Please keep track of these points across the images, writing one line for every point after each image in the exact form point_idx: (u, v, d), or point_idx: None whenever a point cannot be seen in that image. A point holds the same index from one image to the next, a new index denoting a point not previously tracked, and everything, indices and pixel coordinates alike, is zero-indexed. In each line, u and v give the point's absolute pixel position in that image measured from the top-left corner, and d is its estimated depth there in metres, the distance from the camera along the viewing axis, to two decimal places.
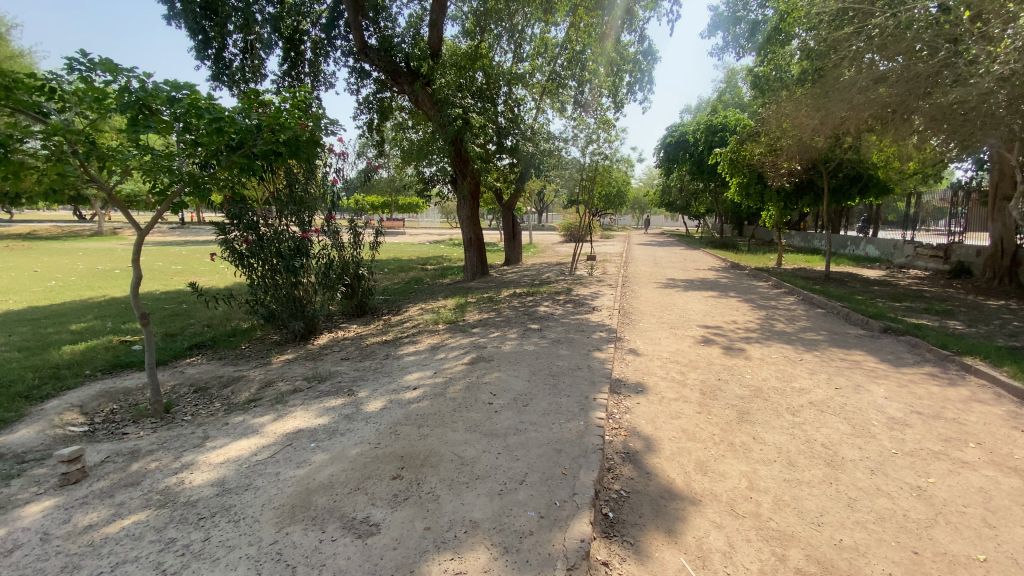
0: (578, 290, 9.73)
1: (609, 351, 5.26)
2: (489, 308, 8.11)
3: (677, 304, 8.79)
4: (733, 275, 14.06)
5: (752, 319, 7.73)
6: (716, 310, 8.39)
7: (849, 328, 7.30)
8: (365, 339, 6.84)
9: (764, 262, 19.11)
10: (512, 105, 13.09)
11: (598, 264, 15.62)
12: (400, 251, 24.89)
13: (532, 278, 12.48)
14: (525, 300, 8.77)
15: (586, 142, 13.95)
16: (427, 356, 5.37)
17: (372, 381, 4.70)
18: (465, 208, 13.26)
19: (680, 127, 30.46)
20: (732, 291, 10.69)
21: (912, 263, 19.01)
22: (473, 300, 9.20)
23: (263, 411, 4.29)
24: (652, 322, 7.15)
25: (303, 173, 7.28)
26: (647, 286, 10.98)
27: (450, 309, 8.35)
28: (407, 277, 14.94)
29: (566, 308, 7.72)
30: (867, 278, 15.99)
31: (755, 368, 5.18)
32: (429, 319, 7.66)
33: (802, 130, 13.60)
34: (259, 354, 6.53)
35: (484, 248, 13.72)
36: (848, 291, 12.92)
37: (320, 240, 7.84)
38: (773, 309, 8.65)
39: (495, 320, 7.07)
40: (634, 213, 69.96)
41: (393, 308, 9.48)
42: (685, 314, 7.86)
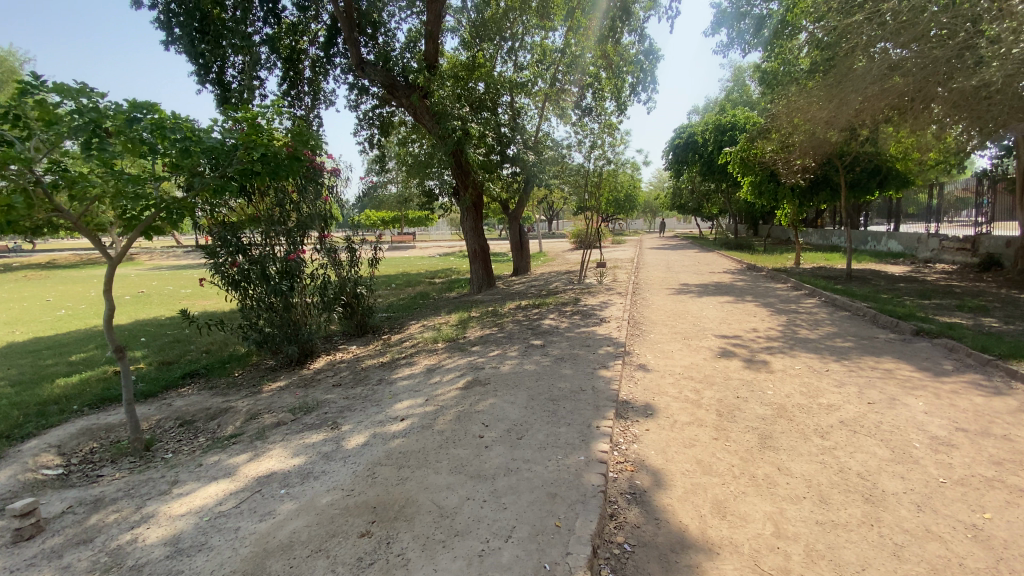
0: (585, 300, 9.34)
1: (616, 369, 4.86)
2: (492, 323, 7.76)
3: (691, 311, 8.35)
4: (749, 277, 13.53)
5: (771, 325, 7.25)
6: (732, 317, 7.93)
7: (877, 331, 6.79)
8: (361, 362, 6.53)
9: (781, 262, 18.49)
10: (513, 113, 12.84)
11: (608, 272, 15.20)
12: (409, 266, 24.74)
13: (539, 289, 12.11)
14: (530, 313, 8.41)
15: (590, 147, 13.62)
16: (421, 381, 5.03)
17: (358, 412, 4.36)
18: (468, 220, 12.99)
19: (688, 128, 29.99)
20: (749, 295, 10.19)
21: (938, 256, 18.22)
22: (478, 315, 8.87)
23: (240, 450, 3.98)
24: (664, 333, 6.72)
25: (293, 191, 7.02)
26: (659, 293, 10.54)
27: (452, 326, 8.02)
28: (413, 292, 14.70)
29: (572, 321, 7.33)
30: (891, 275, 15.31)
31: (777, 383, 4.73)
32: (429, 338, 7.34)
33: (814, 124, 13.09)
34: (251, 382, 6.26)
35: (490, 259, 13.42)
36: (872, 290, 12.31)
37: (314, 260, 7.51)
38: (793, 313, 8.16)
39: (497, 336, 6.70)
40: (645, 217, 69.29)
41: (396, 326, 9.18)
42: (699, 322, 7.41)
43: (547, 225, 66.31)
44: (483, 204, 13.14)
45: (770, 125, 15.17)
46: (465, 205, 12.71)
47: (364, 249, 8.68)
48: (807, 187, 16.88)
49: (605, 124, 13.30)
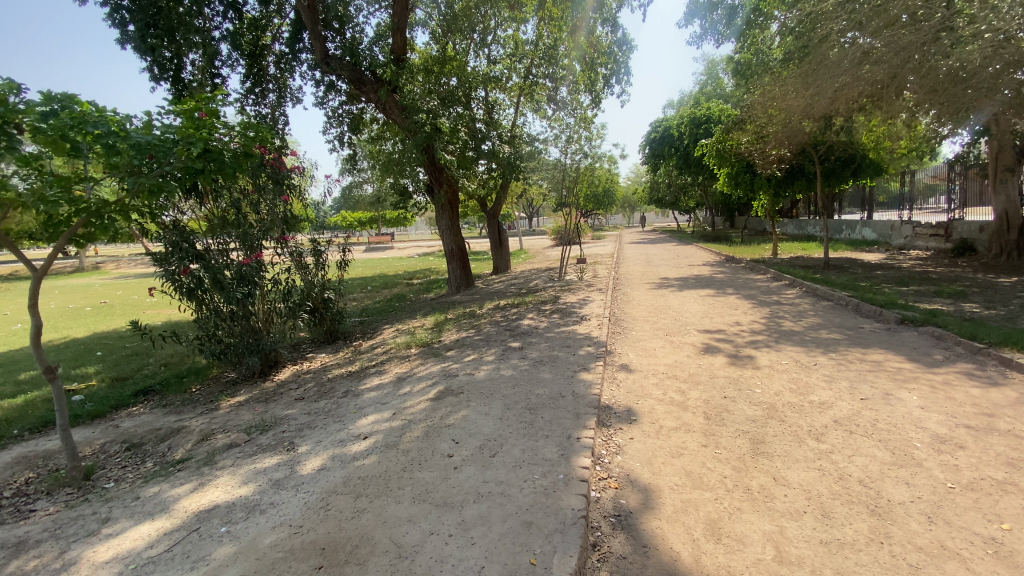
0: (565, 298, 9.07)
1: (597, 371, 4.58)
2: (468, 325, 7.43)
3: (673, 306, 8.13)
4: (728, 269, 13.44)
5: (755, 318, 7.07)
6: (715, 310, 7.73)
7: (861, 321, 6.65)
8: (328, 372, 6.13)
9: (759, 253, 18.51)
10: (487, 107, 12.51)
11: (589, 267, 14.97)
12: (386, 267, 24.18)
13: (519, 287, 11.81)
14: (508, 313, 8.09)
15: (566, 142, 13.36)
16: (390, 392, 4.67)
17: (319, 430, 3.99)
18: (444, 218, 12.59)
19: (664, 121, 29.98)
20: (730, 287, 10.04)
21: (912, 243, 18.46)
22: (454, 316, 8.53)
23: (184, 479, 3.58)
24: (646, 329, 6.47)
25: (247, 191, 6.61)
26: (640, 288, 10.32)
27: (427, 329, 7.67)
28: (389, 294, 14.25)
29: (552, 320, 7.04)
30: (867, 263, 15.42)
31: (766, 380, 4.50)
32: (401, 343, 6.97)
33: (791, 113, 13.05)
34: (208, 398, 5.82)
35: (468, 258, 13.05)
36: (850, 278, 12.32)
37: (276, 263, 7.08)
38: (776, 305, 8.00)
39: (473, 340, 6.37)
40: (624, 212, 69.63)
41: (368, 331, 8.77)
42: (681, 317, 7.18)
43: (526, 223, 66.11)
44: (459, 202, 12.78)
45: (746, 116, 15.12)
46: (441, 203, 12.34)
47: (331, 251, 8.22)
48: (783, 178, 16.89)
49: (580, 118, 13.06)
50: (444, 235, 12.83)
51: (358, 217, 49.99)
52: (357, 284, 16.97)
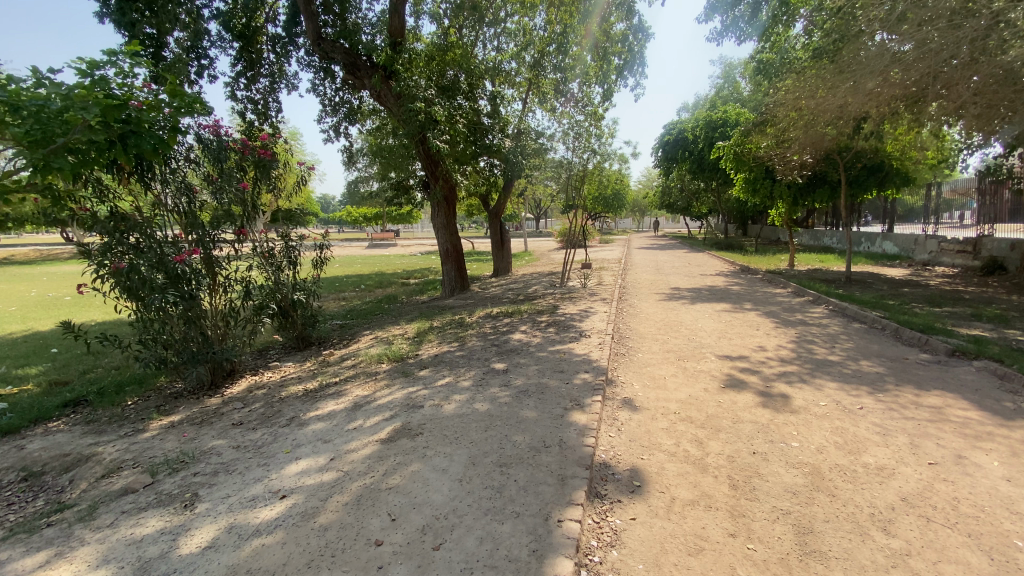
0: (565, 309, 8.19)
1: (593, 408, 3.71)
2: (452, 338, 6.56)
3: (684, 323, 7.23)
4: (743, 280, 12.52)
5: (779, 342, 6.16)
6: (733, 330, 6.83)
7: (904, 351, 5.71)
8: (284, 389, 5.30)
9: (774, 263, 17.55)
10: (492, 99, 11.59)
11: (594, 273, 14.09)
12: (385, 265, 23.43)
13: (517, 293, 10.94)
14: (498, 325, 7.22)
15: (574, 139, 12.48)
16: (338, 424, 3.84)
17: (235, 478, 3.16)
18: (438, 215, 11.73)
19: (678, 124, 28.99)
20: (748, 302, 9.11)
21: (936, 259, 17.38)
22: (440, 324, 7.68)
23: (46, 542, 2.74)
24: (654, 352, 5.58)
25: (202, 176, 5.84)
26: (648, 299, 9.42)
27: (406, 339, 6.84)
28: (380, 294, 13.45)
29: (546, 336, 6.16)
30: (891, 279, 14.43)
31: (803, 429, 3.61)
32: (374, 355, 6.13)
33: (819, 113, 12.02)
34: (141, 415, 5.03)
35: (464, 260, 12.17)
36: (876, 295, 11.33)
37: (235, 259, 6.16)
38: (801, 326, 7.07)
39: (453, 356, 5.52)
40: (633, 216, 68.48)
41: (346, 337, 7.94)
42: (694, 337, 6.28)
43: (534, 223, 65.17)
44: (456, 199, 11.92)
45: (767, 118, 14.16)
46: (437, 201, 11.49)
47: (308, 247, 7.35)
48: (804, 185, 15.87)
49: (590, 113, 12.17)
50: (438, 234, 11.96)
51: (365, 212, 49.41)
52: (351, 283, 16.22)
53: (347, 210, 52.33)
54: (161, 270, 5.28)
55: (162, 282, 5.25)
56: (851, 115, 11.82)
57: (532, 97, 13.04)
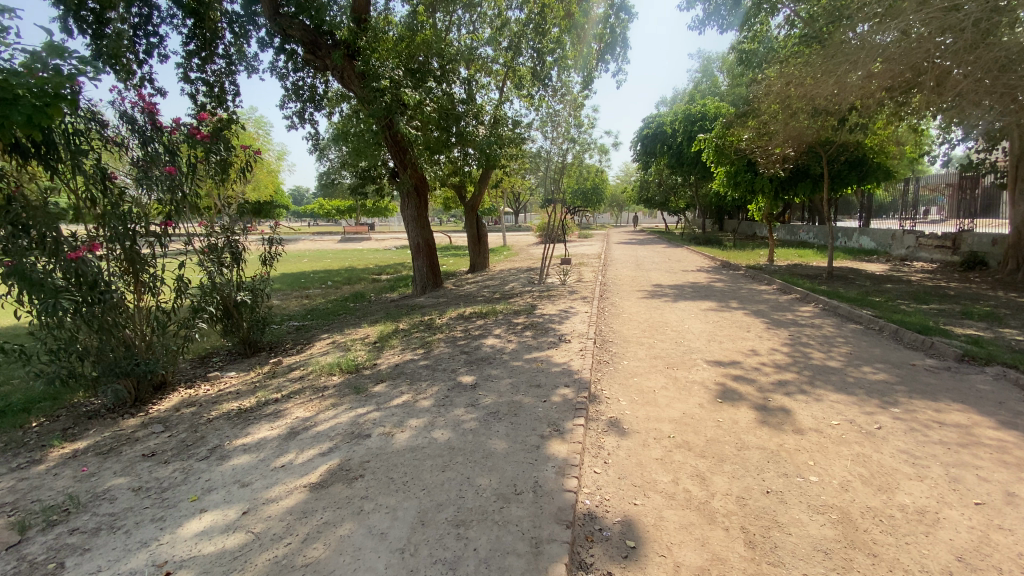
0: (542, 308, 7.56)
1: (575, 436, 3.09)
2: (416, 343, 5.87)
3: (671, 323, 6.68)
4: (727, 276, 12.14)
5: (774, 345, 5.65)
6: (724, 331, 6.30)
7: (909, 356, 5.28)
8: (216, 407, 4.56)
9: (754, 258, 17.31)
10: (464, 84, 10.85)
11: (574, 269, 13.54)
12: (356, 260, 22.45)
13: (492, 291, 10.27)
14: (468, 327, 6.55)
15: (553, 129, 11.83)
16: (265, 460, 3.15)
17: (116, 542, 2.46)
18: (409, 207, 10.96)
19: (657, 117, 28.63)
20: (734, 299, 8.63)
21: (914, 255, 17.36)
22: (405, 327, 6.98)
23: None
24: (641, 359, 5.00)
25: (128, 160, 5.06)
26: (631, 297, 8.88)
27: (366, 345, 6.14)
28: (347, 292, 12.64)
29: (522, 341, 5.51)
30: (872, 274, 14.28)
31: (822, 459, 3.06)
32: (326, 364, 5.41)
33: (806, 100, 11.59)
34: (41, 441, 4.22)
35: (436, 255, 11.41)
36: (861, 292, 11.05)
37: (164, 257, 5.34)
38: (794, 326, 6.59)
39: (415, 366, 4.84)
40: (611, 210, 68.34)
41: (301, 341, 7.19)
42: (683, 341, 5.74)
43: (512, 218, 64.57)
44: (427, 190, 11.14)
45: (750, 109, 13.77)
46: (406, 191, 10.71)
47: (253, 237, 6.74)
48: (786, 178, 15.54)
49: (568, 100, 11.53)
50: (409, 227, 11.17)
51: (338, 206, 47.99)
52: (317, 279, 15.32)
53: (319, 203, 50.78)
54: (50, 271, 4.32)
55: (53, 284, 4.29)
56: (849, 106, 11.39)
57: (510, 85, 12.38)
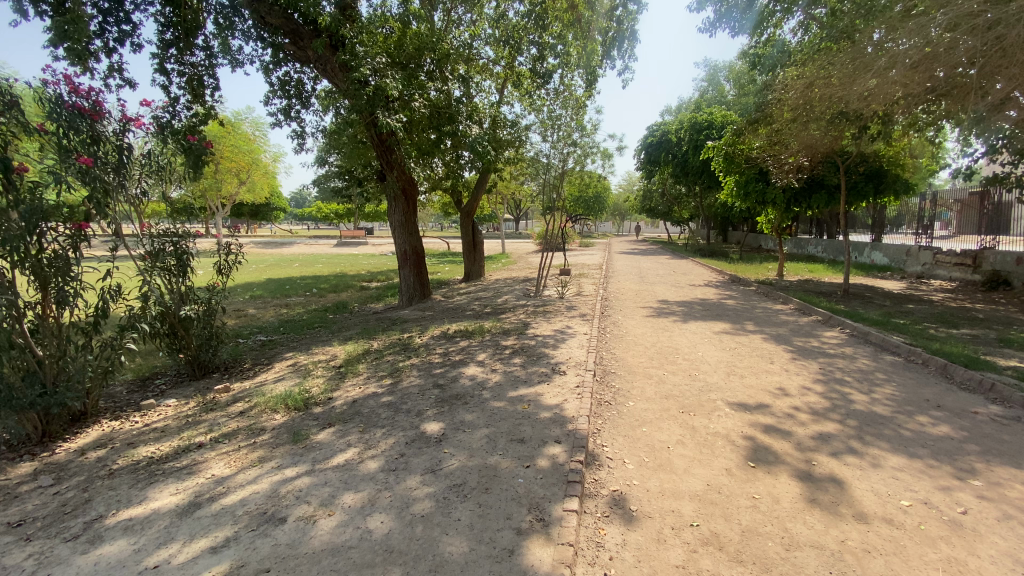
0: (536, 328, 6.71)
1: (564, 530, 2.25)
2: (386, 370, 5.02)
3: (681, 350, 5.82)
4: (737, 292, 11.31)
5: (805, 382, 4.79)
6: (744, 361, 5.45)
7: (969, 399, 4.43)
8: (127, 455, 3.73)
9: (764, 273, 16.41)
10: (458, 82, 10.08)
11: (574, 281, 12.71)
12: (348, 265, 21.61)
13: (482, 305, 9.42)
14: (449, 350, 5.70)
15: (553, 133, 11.05)
16: (140, 555, 2.33)
17: None
18: (396, 212, 9.99)
19: (662, 125, 27.85)
20: (749, 319, 7.78)
21: (930, 272, 16.46)
22: (378, 348, 6.13)
23: None
24: (650, 400, 4.15)
25: (45, 148, 4.34)
26: (635, 316, 8.02)
27: (328, 370, 5.30)
28: (330, 302, 11.83)
29: (508, 371, 4.66)
30: (889, 293, 13.45)
31: (906, 571, 2.20)
32: (275, 395, 4.56)
33: (824, 103, 10.77)
34: None
35: (425, 264, 10.45)
36: (883, 313, 10.22)
37: (83, 262, 4.53)
38: (822, 356, 5.73)
39: (376, 404, 3.99)
40: (614, 219, 67.49)
41: (261, 361, 6.34)
42: (698, 374, 4.88)
43: (513, 225, 63.85)
44: (416, 193, 10.18)
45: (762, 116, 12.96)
46: (393, 193, 9.76)
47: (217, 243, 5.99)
48: (799, 189, 14.69)
49: (569, 101, 10.76)
50: (396, 234, 10.15)
51: (336, 208, 47.34)
52: (302, 287, 14.50)
53: (317, 206, 50.13)
54: None
55: None
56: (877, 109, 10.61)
57: (509, 86, 11.63)
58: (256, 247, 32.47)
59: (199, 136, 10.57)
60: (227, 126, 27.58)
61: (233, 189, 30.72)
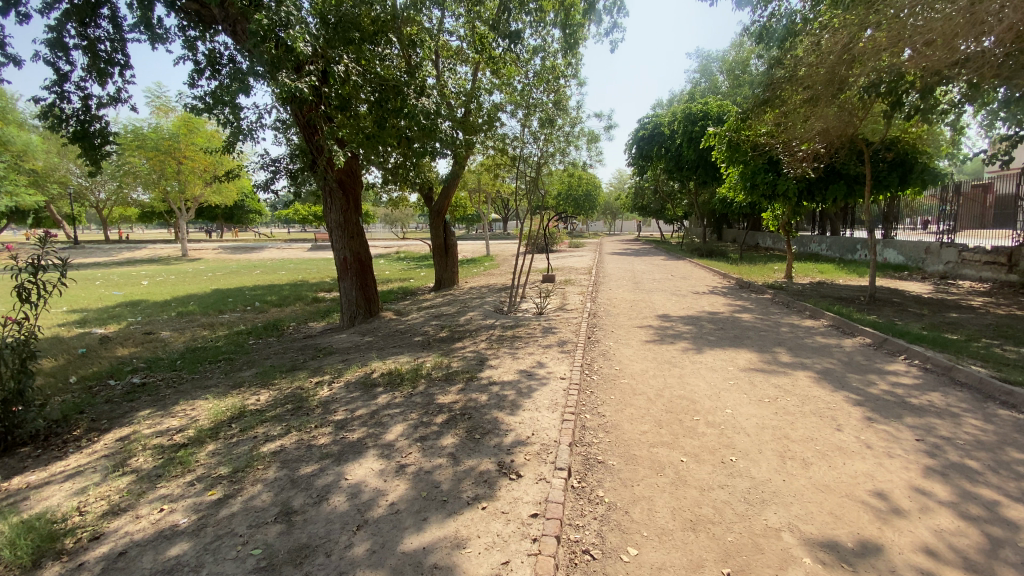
0: (493, 366, 4.82)
1: None
2: (233, 461, 3.12)
3: (701, 405, 3.94)
4: (752, 302, 9.48)
5: (912, 476, 2.94)
6: (798, 425, 3.58)
7: None
8: None
9: (768, 275, 14.69)
10: (409, 48, 8.17)
11: (558, 290, 10.83)
12: (312, 272, 19.53)
13: (439, 325, 7.47)
14: (354, 412, 3.79)
15: (526, 114, 9.11)
16: None
17: None
18: (331, 210, 7.94)
19: (653, 117, 26.02)
20: (779, 345, 5.91)
21: (956, 271, 14.43)
22: (259, 408, 4.20)
23: None
24: (664, 542, 2.26)
25: None
26: (630, 341, 6.15)
27: (155, 457, 3.38)
28: (266, 319, 9.88)
29: (422, 469, 2.77)
30: (919, 297, 11.69)
31: None
32: (18, 524, 2.66)
33: (856, 71, 8.96)
34: None
35: (372, 274, 8.49)
36: (931, 326, 8.40)
37: None
38: (907, 413, 3.89)
39: (144, 573, 2.11)
40: (606, 218, 65.57)
41: (97, 426, 4.39)
42: (736, 465, 3.00)
43: (502, 224, 62.07)
44: (358, 186, 8.15)
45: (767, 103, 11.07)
46: (327, 188, 7.79)
47: (35, 260, 4.18)
48: (815, 180, 12.84)
49: (547, 79, 8.92)
50: (332, 236, 8.14)
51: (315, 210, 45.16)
52: (244, 300, 12.47)
53: (293, 208, 47.81)
54: None
55: None
56: (915, 79, 8.87)
57: (477, 61, 9.75)
58: (224, 253, 30.34)
59: (98, 123, 8.41)
60: (187, 124, 25.36)
61: (197, 192, 28.57)
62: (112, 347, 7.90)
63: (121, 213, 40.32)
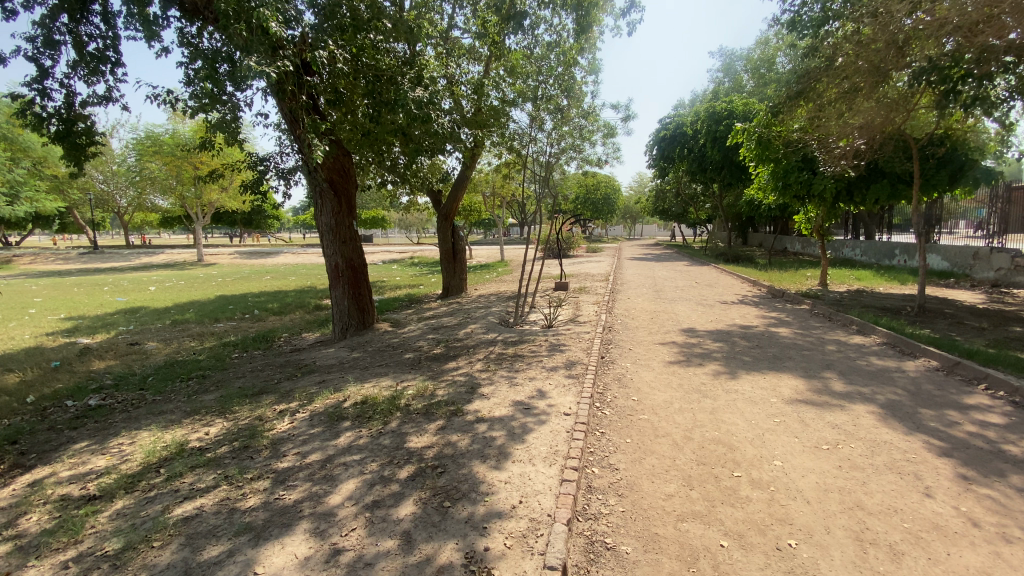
0: (485, 395, 4.05)
1: None
2: (130, 531, 2.41)
3: (742, 454, 3.10)
4: (786, 313, 8.52)
5: None
6: (873, 489, 2.72)
7: None
8: None
9: (800, 283, 13.60)
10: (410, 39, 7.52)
11: (572, 299, 10.00)
12: (322, 278, 19.05)
13: (435, 340, 6.74)
14: (304, 458, 3.06)
15: (536, 107, 8.31)
16: None
17: None
18: (322, 212, 7.30)
19: (675, 117, 25.04)
20: (828, 369, 4.99)
21: (1009, 279, 13.12)
22: (200, 446, 3.50)
23: None
24: None
25: None
26: (652, 362, 5.31)
27: (48, 518, 2.70)
28: (260, 329, 9.29)
29: (358, 560, 2.02)
30: (973, 307, 10.53)
31: None
32: None
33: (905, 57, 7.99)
34: None
35: (367, 282, 7.82)
36: (997, 343, 7.33)
37: None
38: (1011, 468, 2.98)
39: None
40: (626, 223, 64.30)
41: (22, 462, 3.75)
42: (799, 556, 2.16)
43: (519, 229, 61.35)
44: (352, 187, 7.52)
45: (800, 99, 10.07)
46: (317, 189, 7.15)
47: None
48: (854, 179, 11.78)
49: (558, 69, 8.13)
50: (323, 241, 7.50)
51: None
52: (244, 308, 11.93)
53: None
54: None
55: None
56: None
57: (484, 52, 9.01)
58: (239, 258, 30.21)
59: (81, 124, 7.93)
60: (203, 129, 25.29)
61: (213, 197, 28.52)
62: (89, 360, 7.36)
63: (144, 218, 40.82)
